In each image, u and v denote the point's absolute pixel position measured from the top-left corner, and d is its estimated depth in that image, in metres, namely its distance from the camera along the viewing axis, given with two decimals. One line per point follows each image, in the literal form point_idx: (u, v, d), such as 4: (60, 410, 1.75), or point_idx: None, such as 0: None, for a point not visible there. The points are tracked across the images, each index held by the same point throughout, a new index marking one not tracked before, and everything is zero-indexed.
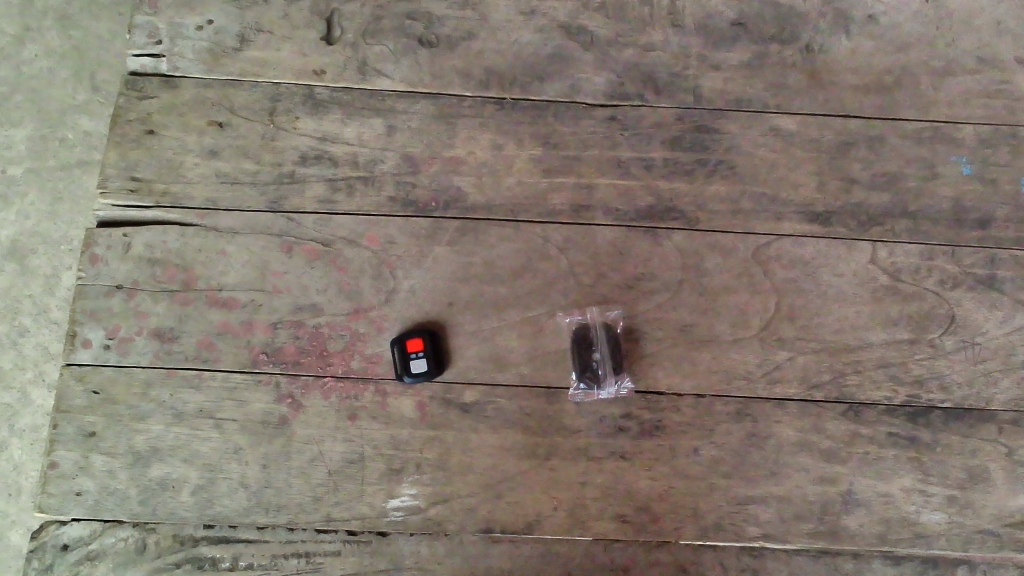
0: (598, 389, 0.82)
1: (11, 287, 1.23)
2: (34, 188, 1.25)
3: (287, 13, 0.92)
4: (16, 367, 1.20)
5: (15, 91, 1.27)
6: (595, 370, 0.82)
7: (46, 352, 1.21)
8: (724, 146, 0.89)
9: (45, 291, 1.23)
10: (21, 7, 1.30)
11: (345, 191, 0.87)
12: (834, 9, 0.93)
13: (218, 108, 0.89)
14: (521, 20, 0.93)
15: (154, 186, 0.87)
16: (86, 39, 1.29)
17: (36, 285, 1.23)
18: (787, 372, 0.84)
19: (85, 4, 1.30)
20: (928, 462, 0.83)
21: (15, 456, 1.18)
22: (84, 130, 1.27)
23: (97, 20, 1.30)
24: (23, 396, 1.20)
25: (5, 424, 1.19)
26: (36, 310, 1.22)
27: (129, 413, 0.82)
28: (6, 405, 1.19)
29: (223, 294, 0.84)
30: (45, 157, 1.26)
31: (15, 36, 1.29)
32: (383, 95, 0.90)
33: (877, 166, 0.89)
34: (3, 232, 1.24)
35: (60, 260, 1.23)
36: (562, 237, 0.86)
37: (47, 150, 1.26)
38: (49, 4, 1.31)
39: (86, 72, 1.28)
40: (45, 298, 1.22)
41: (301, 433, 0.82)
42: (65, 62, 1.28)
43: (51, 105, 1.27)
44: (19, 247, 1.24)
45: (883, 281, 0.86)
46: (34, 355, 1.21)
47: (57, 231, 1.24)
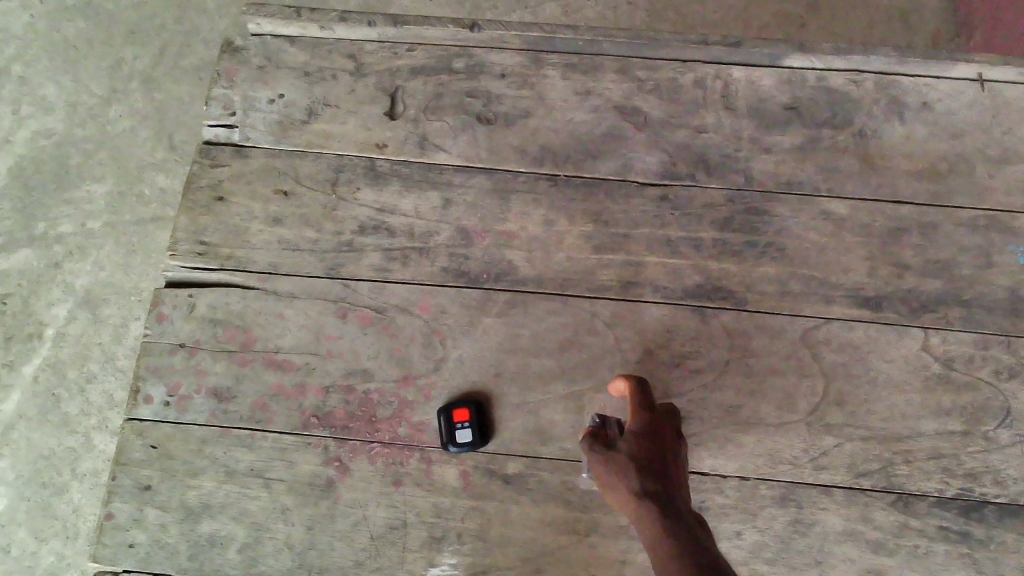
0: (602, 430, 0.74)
1: (82, 335, 1.33)
2: (111, 241, 1.37)
3: (353, 88, 0.97)
4: (81, 413, 1.29)
5: (99, 149, 1.42)
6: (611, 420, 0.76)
7: (110, 400, 1.29)
8: (774, 228, 0.90)
9: (115, 340, 1.32)
10: (111, 72, 1.46)
11: (401, 261, 0.90)
12: (889, 96, 0.94)
13: (284, 177, 0.94)
14: (576, 99, 0.95)
15: (220, 251, 0.91)
16: (166, 103, 1.44)
17: (107, 333, 1.33)
18: (834, 458, 0.83)
19: (168, 69, 1.46)
20: (981, 559, 0.80)
21: (74, 499, 1.26)
22: (159, 186, 1.39)
23: (177, 85, 1.45)
24: (86, 441, 1.28)
25: (68, 467, 1.27)
26: (105, 358, 1.31)
27: (183, 469, 0.84)
28: (70, 448, 1.28)
29: (280, 357, 0.87)
30: (122, 213, 1.38)
31: (102, 98, 1.45)
32: (441, 168, 0.93)
33: (931, 253, 0.88)
34: (79, 282, 1.35)
35: (129, 311, 1.34)
36: (610, 313, 0.87)
37: (124, 205, 1.38)
38: (134, 69, 1.46)
39: (164, 133, 1.42)
40: (113, 347, 1.32)
41: (346, 497, 0.83)
42: (146, 124, 1.43)
43: (132, 164, 1.41)
44: (93, 296, 1.35)
45: (935, 369, 0.85)
46: (100, 403, 1.29)
47: (129, 283, 1.35)
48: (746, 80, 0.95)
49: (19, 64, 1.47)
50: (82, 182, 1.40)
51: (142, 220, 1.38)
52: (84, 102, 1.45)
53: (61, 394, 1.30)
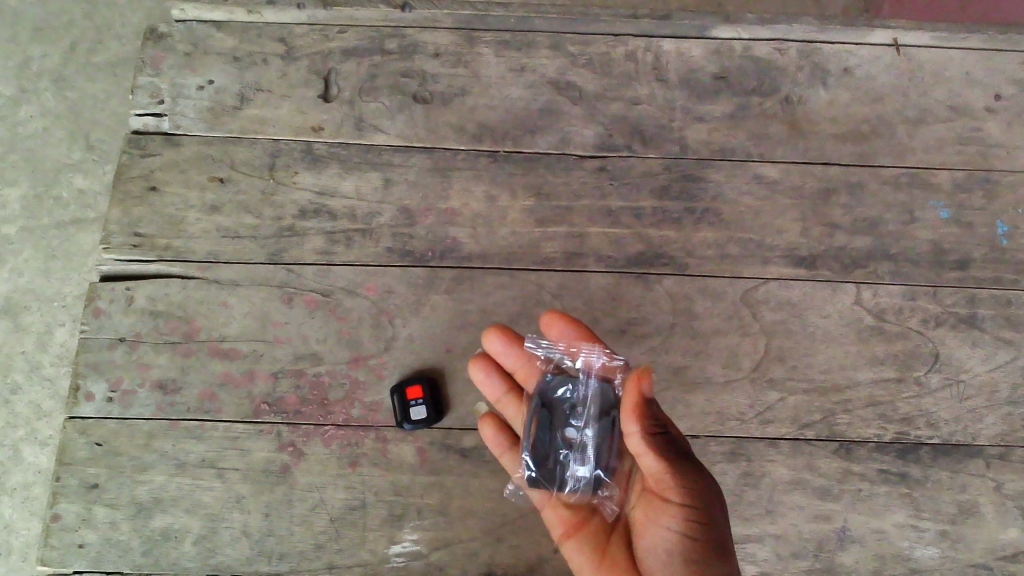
0: (606, 417, 0.80)
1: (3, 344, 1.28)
2: (29, 246, 1.32)
3: (285, 72, 0.95)
4: (8, 425, 1.24)
5: (11, 151, 1.36)
6: (572, 413, 0.81)
7: (39, 410, 1.25)
8: (710, 194, 0.92)
9: (39, 347, 1.28)
10: (19, 70, 1.40)
11: (344, 242, 0.89)
12: (811, 63, 0.98)
13: (218, 165, 0.92)
14: (511, 76, 0.96)
15: (156, 241, 0.89)
16: (81, 101, 1.39)
17: (30, 341, 1.28)
18: (778, 412, 0.86)
19: (81, 66, 1.41)
20: (919, 498, 0.84)
21: (5, 515, 1.21)
22: (78, 188, 1.35)
23: (91, 82, 1.40)
24: (14, 454, 1.23)
25: None
26: (29, 367, 1.27)
27: (131, 464, 0.82)
28: None
29: (225, 345, 0.86)
30: (40, 216, 1.33)
31: (11, 98, 1.39)
32: (380, 149, 0.93)
33: (858, 211, 0.92)
34: None
35: (53, 317, 1.29)
36: (556, 284, 0.89)
37: (42, 208, 1.33)
38: (44, 67, 1.41)
39: (80, 132, 1.37)
40: (38, 354, 1.27)
41: (303, 481, 0.82)
42: (60, 123, 1.37)
43: (47, 165, 1.36)
44: (13, 304, 1.29)
45: (869, 322, 0.89)
46: (26, 414, 1.25)
47: (51, 288, 1.30)
48: (675, 51, 0.98)
49: None
50: None
51: (63, 224, 1.33)
52: None
53: None
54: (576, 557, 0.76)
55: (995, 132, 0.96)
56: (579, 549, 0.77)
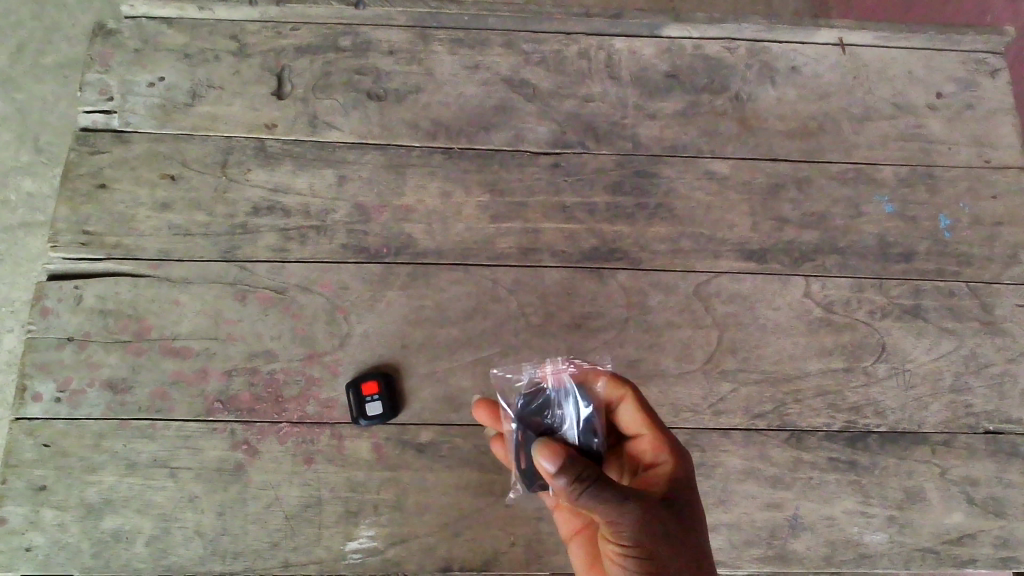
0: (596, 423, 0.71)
1: None
2: None
3: (238, 69, 0.95)
4: None
5: None
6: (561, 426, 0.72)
7: None
8: (663, 189, 0.93)
9: None
10: None
11: (298, 239, 0.89)
12: (760, 62, 1.00)
13: (170, 162, 0.91)
14: (465, 73, 0.97)
15: (106, 239, 0.88)
16: (29, 102, 1.36)
17: None
18: (731, 403, 0.87)
19: (28, 68, 1.38)
20: (867, 485, 0.86)
21: None
22: (27, 190, 1.32)
23: (40, 84, 1.37)
24: None
25: None
26: None
27: (81, 465, 0.81)
28: None
29: (177, 344, 0.85)
30: None
31: None
32: (334, 146, 0.93)
33: (806, 206, 0.94)
34: None
35: (1, 322, 1.26)
36: (511, 279, 0.89)
37: None
38: None
39: (29, 135, 1.34)
40: None
41: (257, 479, 0.82)
42: (6, 126, 1.34)
43: None
44: None
45: (817, 313, 0.90)
46: None
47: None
48: (627, 50, 0.99)
49: None
50: None
51: (10, 227, 1.30)
52: None
53: None
54: (576, 555, 0.76)
55: (937, 129, 0.99)
56: (579, 546, 0.76)
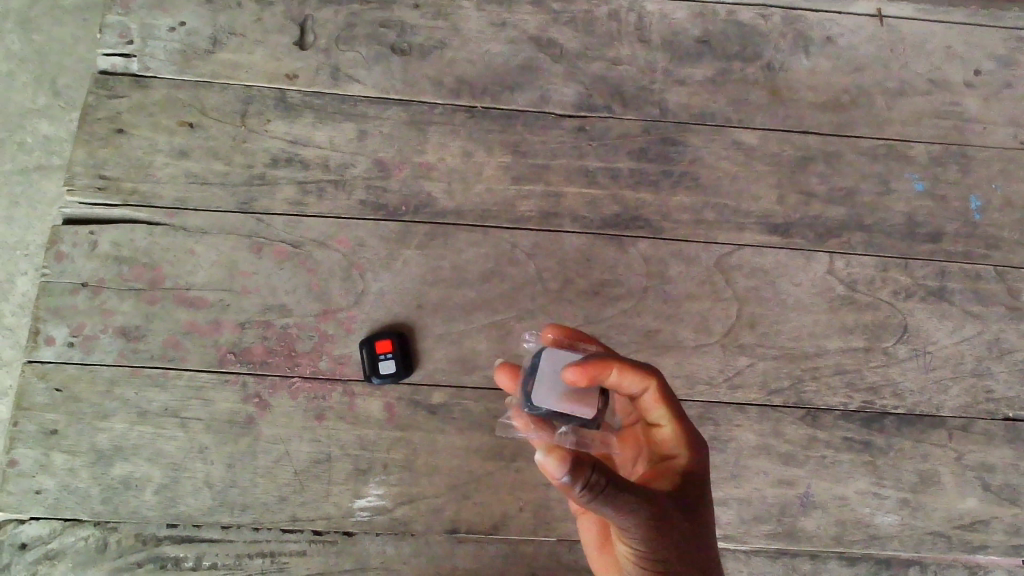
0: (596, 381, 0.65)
1: None
2: None
3: (260, 17, 0.93)
4: None
5: None
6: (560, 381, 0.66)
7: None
8: (688, 158, 0.92)
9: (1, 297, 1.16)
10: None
11: (316, 193, 0.88)
12: (794, 30, 0.97)
13: (189, 109, 0.89)
14: (492, 31, 0.94)
15: (122, 185, 0.87)
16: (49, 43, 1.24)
17: None
18: (747, 378, 0.86)
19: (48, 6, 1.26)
20: (881, 466, 0.85)
21: None
22: (44, 134, 1.21)
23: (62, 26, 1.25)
24: None
25: None
26: None
27: (92, 411, 0.80)
28: None
29: (191, 294, 0.84)
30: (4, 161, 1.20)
31: None
32: (356, 100, 0.91)
33: (834, 181, 0.92)
34: None
35: (15, 266, 1.17)
36: (530, 243, 0.88)
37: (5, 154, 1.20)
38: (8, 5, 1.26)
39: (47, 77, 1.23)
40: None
41: (267, 433, 0.81)
42: (26, 68, 1.23)
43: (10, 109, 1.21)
44: None
45: (840, 291, 0.89)
46: None
47: (13, 236, 1.18)
48: (658, 12, 0.96)
49: None
50: None
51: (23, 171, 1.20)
52: None
53: None
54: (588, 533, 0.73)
55: (972, 107, 0.96)
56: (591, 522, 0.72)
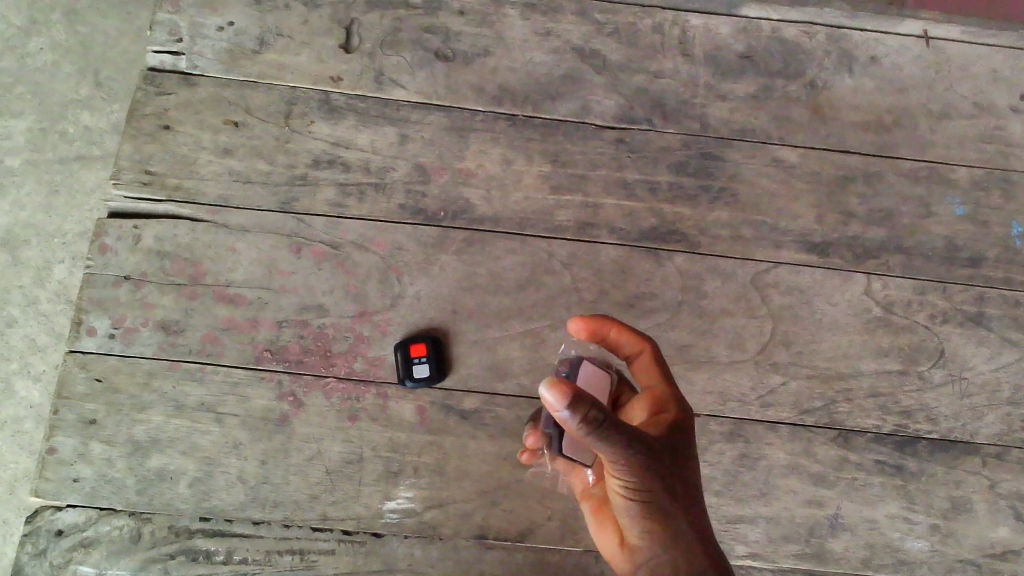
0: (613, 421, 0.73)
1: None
2: (33, 180, 1.18)
3: (307, 19, 0.94)
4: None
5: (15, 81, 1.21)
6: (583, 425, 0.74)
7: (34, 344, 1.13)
8: (727, 173, 0.92)
9: (37, 282, 1.15)
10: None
11: (356, 196, 0.89)
12: (838, 49, 0.97)
13: (234, 108, 0.91)
14: (536, 40, 0.95)
15: (167, 181, 0.88)
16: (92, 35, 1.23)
17: (27, 275, 1.15)
18: (780, 396, 0.86)
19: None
20: (913, 491, 0.85)
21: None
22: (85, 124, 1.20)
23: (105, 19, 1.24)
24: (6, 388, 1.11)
25: None
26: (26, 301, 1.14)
27: (130, 403, 0.82)
28: None
29: (230, 291, 0.85)
30: (44, 150, 1.19)
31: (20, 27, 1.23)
32: (398, 104, 0.92)
33: (874, 202, 0.92)
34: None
35: (52, 253, 1.16)
36: (567, 253, 0.88)
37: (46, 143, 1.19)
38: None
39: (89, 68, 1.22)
40: (36, 289, 1.15)
41: (301, 432, 0.82)
42: (70, 57, 1.22)
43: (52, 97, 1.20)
44: (13, 238, 1.16)
45: (877, 313, 0.88)
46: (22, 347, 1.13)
47: (52, 223, 1.17)
48: (702, 27, 0.96)
49: None
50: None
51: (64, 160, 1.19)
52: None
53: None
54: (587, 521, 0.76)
55: (1017, 132, 0.95)
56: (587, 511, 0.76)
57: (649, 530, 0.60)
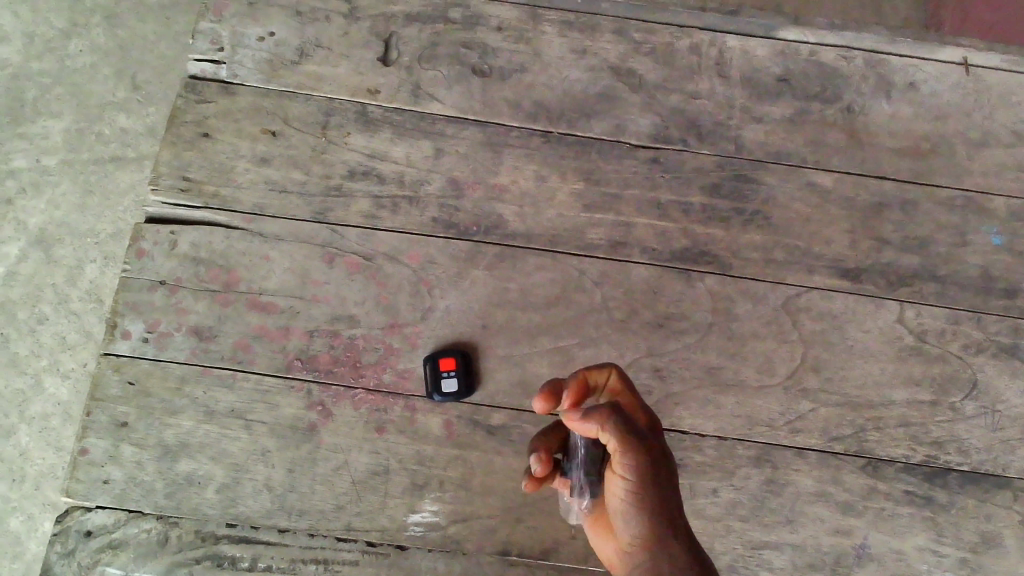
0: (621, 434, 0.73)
1: (67, 276, 1.28)
2: (103, 193, 1.32)
3: (347, 31, 0.95)
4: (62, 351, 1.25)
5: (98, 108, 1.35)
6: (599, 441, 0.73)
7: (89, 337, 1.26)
8: (761, 196, 0.91)
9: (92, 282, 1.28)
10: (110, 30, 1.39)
11: (390, 208, 0.89)
12: (877, 74, 0.96)
13: (272, 118, 0.92)
14: (573, 57, 0.95)
15: (204, 188, 0.89)
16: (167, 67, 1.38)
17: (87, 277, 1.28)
18: (809, 423, 0.85)
19: (167, 33, 1.39)
20: (942, 523, 0.84)
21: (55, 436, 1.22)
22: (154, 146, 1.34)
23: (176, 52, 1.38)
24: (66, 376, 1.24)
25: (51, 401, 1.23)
26: (88, 297, 1.27)
27: (162, 407, 0.83)
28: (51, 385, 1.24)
29: (263, 299, 0.86)
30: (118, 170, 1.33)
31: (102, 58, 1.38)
32: (434, 118, 0.92)
33: (909, 229, 0.91)
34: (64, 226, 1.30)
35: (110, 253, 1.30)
36: (598, 271, 0.88)
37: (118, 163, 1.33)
38: (133, 31, 1.39)
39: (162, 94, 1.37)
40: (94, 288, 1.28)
41: (328, 441, 0.83)
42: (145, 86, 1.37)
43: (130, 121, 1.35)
44: (82, 241, 1.30)
45: (909, 341, 0.88)
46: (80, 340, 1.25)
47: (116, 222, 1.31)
48: (740, 49, 0.96)
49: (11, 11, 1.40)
50: (82, 137, 1.34)
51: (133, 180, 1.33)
52: (81, 58, 1.38)
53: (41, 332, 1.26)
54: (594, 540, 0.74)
55: None
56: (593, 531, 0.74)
57: (641, 538, 0.62)
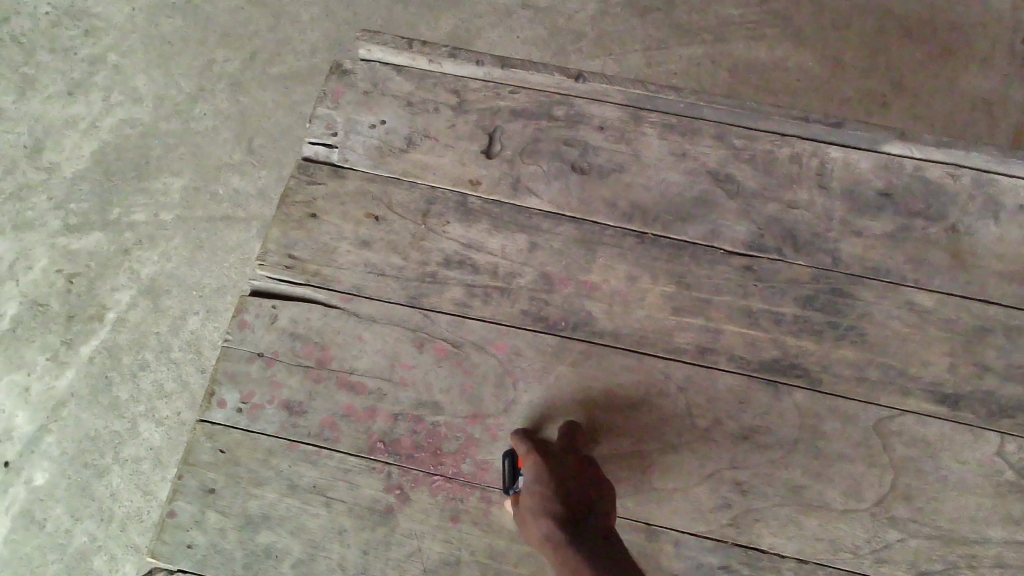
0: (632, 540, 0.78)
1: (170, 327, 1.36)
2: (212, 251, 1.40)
3: (453, 123, 0.98)
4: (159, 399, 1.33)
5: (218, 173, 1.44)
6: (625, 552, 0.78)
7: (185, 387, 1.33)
8: (857, 312, 0.90)
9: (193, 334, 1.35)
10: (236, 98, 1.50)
11: (482, 297, 0.91)
12: (985, 194, 0.93)
13: (377, 202, 0.95)
14: (672, 160, 0.96)
15: (307, 267, 0.93)
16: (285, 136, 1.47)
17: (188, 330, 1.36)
18: (896, 553, 0.82)
19: (286, 102, 1.49)
20: None
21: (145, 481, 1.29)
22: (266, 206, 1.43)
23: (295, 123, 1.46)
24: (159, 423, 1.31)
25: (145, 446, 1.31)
26: (187, 349, 1.35)
27: (248, 477, 0.86)
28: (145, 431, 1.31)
29: (353, 378, 0.88)
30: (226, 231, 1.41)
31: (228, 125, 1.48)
32: (531, 212, 0.95)
33: (1014, 357, 0.88)
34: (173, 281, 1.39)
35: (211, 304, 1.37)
36: (684, 376, 0.88)
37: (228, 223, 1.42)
38: (258, 99, 1.50)
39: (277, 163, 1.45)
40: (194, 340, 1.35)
41: (403, 526, 0.84)
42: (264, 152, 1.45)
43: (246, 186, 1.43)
44: (187, 296, 1.38)
45: (1009, 476, 0.84)
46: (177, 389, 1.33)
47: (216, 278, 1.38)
48: (842, 161, 0.95)
49: (148, 78, 1.52)
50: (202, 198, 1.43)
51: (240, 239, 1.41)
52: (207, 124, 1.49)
53: (142, 380, 1.34)
54: None
55: None
56: None
57: None
